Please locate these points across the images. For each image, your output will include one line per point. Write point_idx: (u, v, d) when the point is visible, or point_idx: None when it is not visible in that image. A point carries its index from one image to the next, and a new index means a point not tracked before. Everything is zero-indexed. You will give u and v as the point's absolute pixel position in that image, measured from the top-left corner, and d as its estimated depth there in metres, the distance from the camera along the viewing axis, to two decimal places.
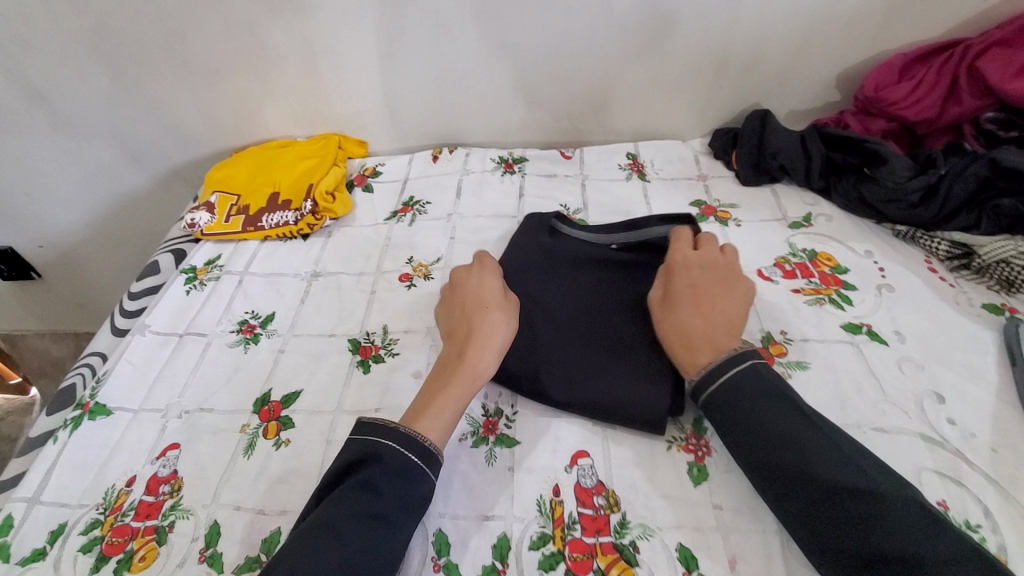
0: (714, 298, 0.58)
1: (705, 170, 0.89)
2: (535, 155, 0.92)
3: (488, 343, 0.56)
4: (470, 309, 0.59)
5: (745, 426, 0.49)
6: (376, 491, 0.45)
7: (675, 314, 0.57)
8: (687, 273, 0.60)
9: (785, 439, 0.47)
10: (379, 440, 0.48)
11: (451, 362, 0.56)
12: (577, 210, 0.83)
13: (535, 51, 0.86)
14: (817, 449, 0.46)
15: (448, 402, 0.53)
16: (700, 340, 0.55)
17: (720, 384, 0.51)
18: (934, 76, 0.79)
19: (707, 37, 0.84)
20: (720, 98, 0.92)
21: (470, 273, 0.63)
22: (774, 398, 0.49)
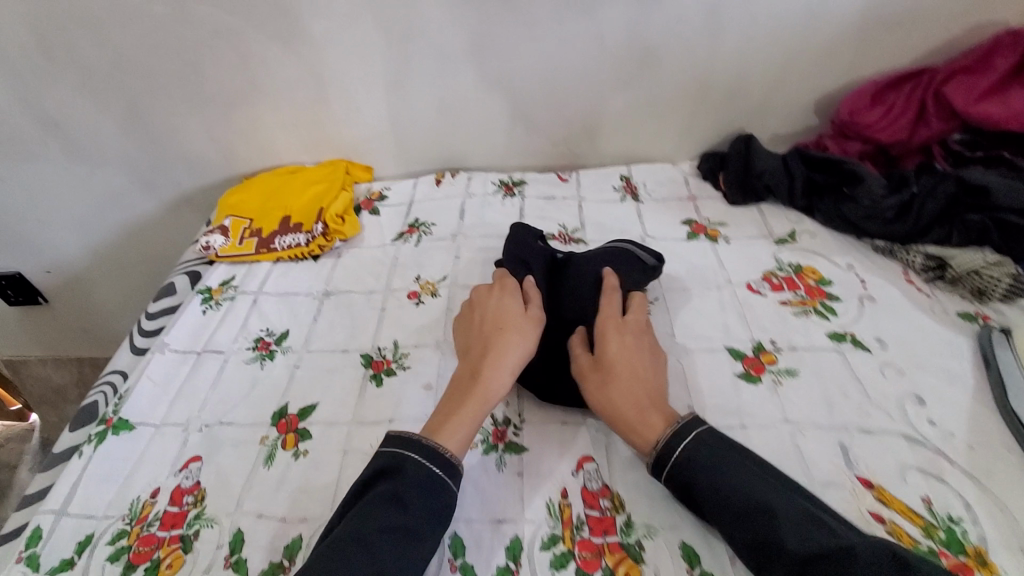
0: (644, 361, 0.60)
1: (695, 191, 0.94)
2: (533, 178, 0.96)
3: (504, 363, 0.59)
4: (489, 329, 0.62)
5: (709, 499, 0.49)
6: (403, 502, 0.48)
7: (615, 384, 0.58)
8: (616, 335, 0.62)
9: (748, 507, 0.47)
10: (404, 453, 0.51)
11: (468, 379, 0.59)
12: (574, 229, 0.87)
13: (533, 81, 0.92)
14: (783, 515, 0.46)
15: (461, 420, 0.55)
16: (643, 405, 0.56)
17: (677, 456, 0.52)
18: (904, 101, 0.85)
19: (693, 66, 0.90)
20: (707, 123, 0.97)
21: (494, 293, 0.66)
22: (732, 463, 0.50)
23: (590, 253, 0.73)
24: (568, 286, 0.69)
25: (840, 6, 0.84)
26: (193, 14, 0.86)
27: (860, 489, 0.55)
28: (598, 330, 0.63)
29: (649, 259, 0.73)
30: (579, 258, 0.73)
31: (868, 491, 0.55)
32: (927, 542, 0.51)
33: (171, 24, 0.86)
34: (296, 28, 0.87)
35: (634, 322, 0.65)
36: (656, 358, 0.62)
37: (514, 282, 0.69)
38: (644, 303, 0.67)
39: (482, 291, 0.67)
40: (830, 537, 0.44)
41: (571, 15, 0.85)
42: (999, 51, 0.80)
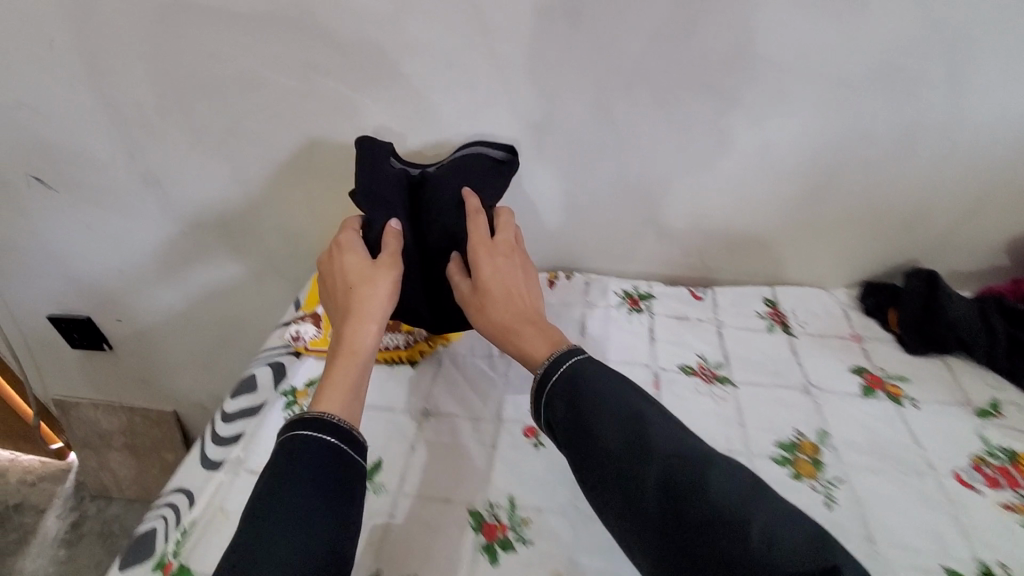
0: (515, 271, 0.65)
1: (858, 329, 0.79)
2: (662, 292, 0.83)
3: (370, 317, 0.61)
4: (345, 293, 0.63)
5: (588, 413, 0.51)
6: (301, 484, 0.47)
7: (492, 305, 0.62)
8: (486, 257, 0.65)
9: (626, 417, 0.50)
10: (298, 427, 0.51)
11: (341, 340, 0.60)
12: (718, 363, 0.72)
13: (674, 187, 0.82)
14: (656, 427, 0.49)
15: (346, 370, 0.58)
16: (526, 330, 0.60)
17: (561, 376, 0.54)
18: None
19: (866, 189, 0.78)
20: (871, 251, 0.84)
21: (343, 251, 0.66)
22: (615, 378, 0.53)
23: (444, 171, 0.74)
24: (433, 212, 0.71)
25: None
26: (320, 88, 0.80)
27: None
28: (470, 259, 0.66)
29: (499, 155, 0.78)
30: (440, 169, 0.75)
31: None
32: None
33: (295, 95, 0.81)
34: (425, 109, 0.80)
35: (501, 238, 0.67)
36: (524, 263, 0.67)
37: (354, 234, 0.68)
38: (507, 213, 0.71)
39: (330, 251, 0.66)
40: (688, 447, 0.48)
41: (736, 122, 0.75)
42: None
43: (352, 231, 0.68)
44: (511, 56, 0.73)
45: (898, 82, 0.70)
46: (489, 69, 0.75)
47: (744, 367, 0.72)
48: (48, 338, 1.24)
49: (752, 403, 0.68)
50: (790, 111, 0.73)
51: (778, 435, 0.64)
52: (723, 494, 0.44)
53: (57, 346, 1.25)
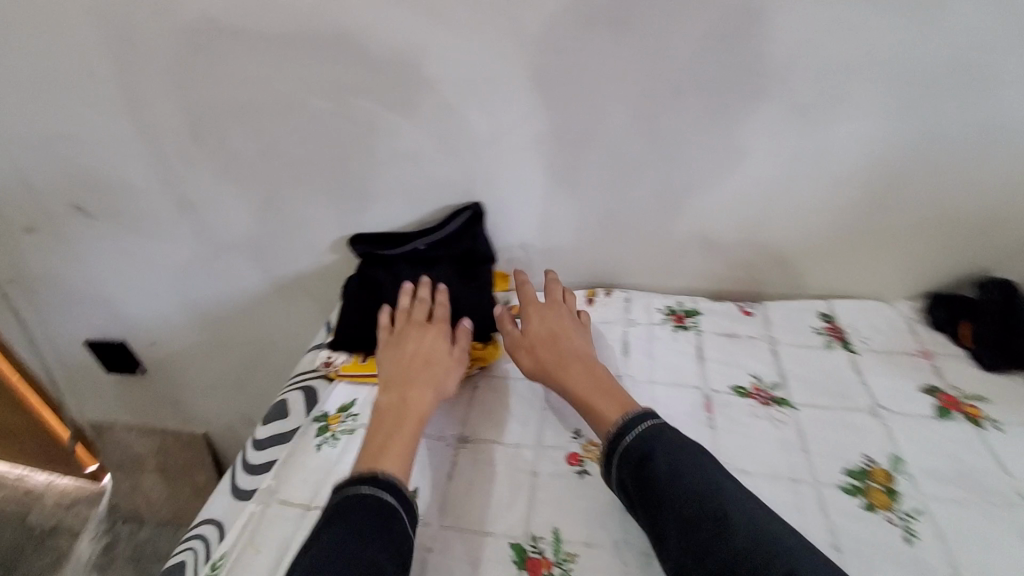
0: (567, 323, 0.71)
1: (927, 344, 0.73)
2: (708, 308, 0.79)
3: (430, 386, 0.65)
4: (411, 361, 0.67)
5: (660, 487, 0.51)
6: (359, 531, 0.49)
7: (542, 354, 0.67)
8: (541, 317, 0.71)
9: (705, 497, 0.49)
10: (355, 486, 0.53)
11: (406, 400, 0.63)
12: (774, 383, 0.68)
13: (720, 197, 0.78)
14: (738, 512, 0.48)
15: (410, 433, 0.60)
16: (584, 381, 0.63)
17: (630, 438, 0.55)
18: None
19: (932, 195, 0.73)
20: (938, 261, 0.77)
21: (417, 322, 0.72)
22: (691, 455, 0.53)
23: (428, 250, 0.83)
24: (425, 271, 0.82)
25: None
26: (353, 109, 0.79)
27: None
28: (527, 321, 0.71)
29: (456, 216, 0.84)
30: (438, 230, 0.84)
31: None
32: None
33: (329, 116, 0.80)
34: (459, 126, 0.78)
35: (553, 304, 0.73)
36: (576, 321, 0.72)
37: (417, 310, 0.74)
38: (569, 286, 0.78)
39: (402, 321, 0.73)
40: (773, 528, 0.47)
41: (787, 129, 0.71)
42: None
43: (424, 304, 0.74)
44: (549, 69, 0.71)
45: (968, 81, 0.65)
46: (527, 83, 0.73)
47: (804, 391, 0.67)
48: (83, 362, 1.25)
49: (816, 427, 0.62)
50: (845, 116, 0.69)
51: (845, 462, 0.59)
52: None
53: (92, 370, 1.26)
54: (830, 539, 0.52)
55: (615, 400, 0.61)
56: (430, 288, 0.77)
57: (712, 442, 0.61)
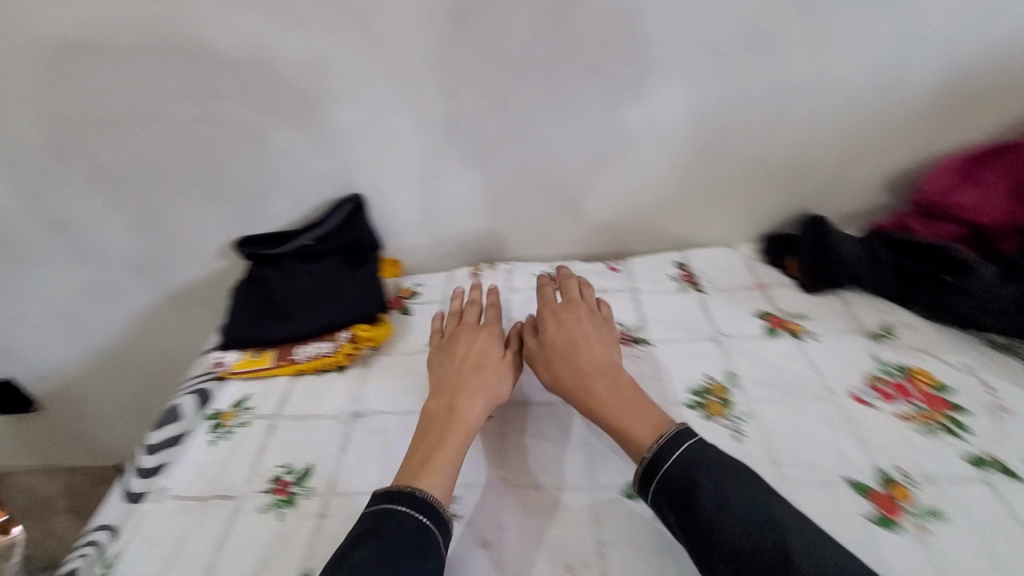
0: (589, 331, 0.68)
1: (763, 277, 0.85)
2: (581, 270, 0.88)
3: (475, 394, 0.63)
4: (461, 366, 0.66)
5: (710, 516, 0.48)
6: (396, 556, 0.48)
7: (560, 366, 0.64)
8: (569, 323, 0.68)
9: (761, 524, 0.47)
10: (393, 506, 0.52)
11: (455, 407, 0.61)
12: (635, 326, 0.77)
13: (578, 167, 0.85)
14: (795, 537, 0.46)
15: (449, 457, 0.57)
16: (612, 388, 0.61)
17: (670, 463, 0.52)
18: (999, 179, 0.74)
19: (754, 148, 0.83)
20: (769, 204, 0.88)
21: (470, 327, 0.72)
22: (738, 478, 0.51)
23: (315, 246, 0.85)
24: (308, 266, 0.84)
25: (917, 80, 0.77)
26: (218, 112, 0.80)
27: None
28: (561, 325, 0.69)
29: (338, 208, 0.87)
30: (320, 225, 0.86)
31: None
32: None
33: (194, 121, 0.81)
34: (328, 122, 0.81)
35: (580, 311, 0.71)
36: (604, 325, 0.70)
37: (469, 322, 0.73)
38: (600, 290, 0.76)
39: (455, 325, 0.73)
40: (829, 556, 0.45)
41: (625, 100, 0.79)
42: None
43: (475, 308, 0.75)
44: (402, 59, 0.76)
45: (763, 46, 0.75)
46: (384, 74, 0.77)
47: (659, 330, 0.77)
48: None
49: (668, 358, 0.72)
50: (669, 83, 0.78)
51: (690, 383, 0.69)
52: None
53: None
54: None
55: (642, 419, 0.57)
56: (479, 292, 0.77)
57: None
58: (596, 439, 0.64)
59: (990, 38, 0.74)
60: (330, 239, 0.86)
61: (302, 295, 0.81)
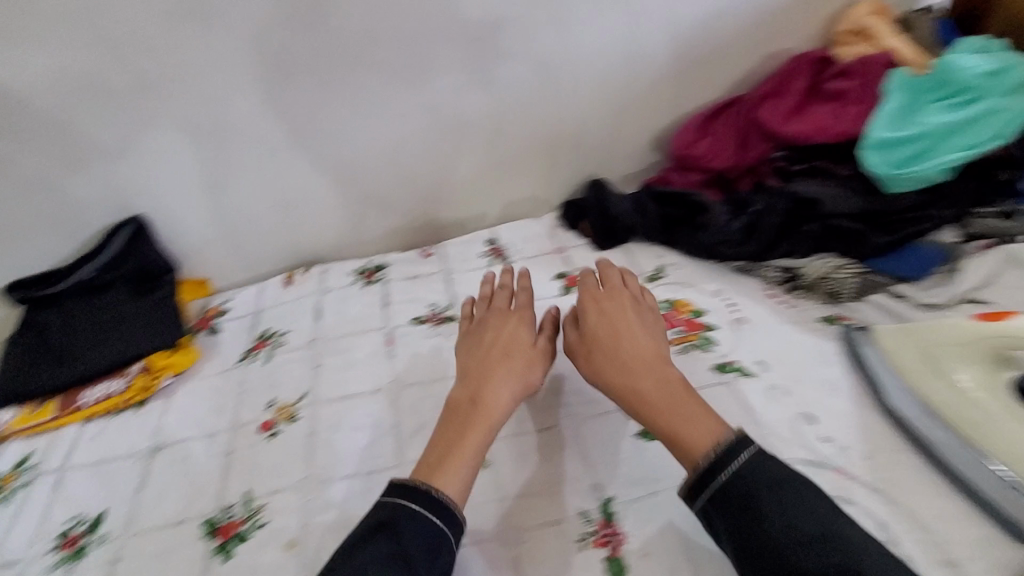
0: (632, 323, 0.62)
1: (562, 242, 0.94)
2: (394, 260, 0.91)
3: (502, 385, 0.59)
4: (490, 353, 0.63)
5: (767, 531, 0.45)
6: (404, 559, 0.48)
7: (598, 359, 0.60)
8: (605, 312, 0.64)
9: (823, 539, 0.44)
10: (406, 503, 0.51)
11: (480, 397, 0.58)
12: (446, 306, 0.82)
13: (373, 162, 0.87)
14: (862, 555, 0.43)
15: (464, 457, 0.54)
16: (651, 383, 0.56)
17: (726, 474, 0.48)
18: (727, 130, 0.89)
19: (532, 123, 0.90)
20: (558, 174, 0.97)
21: (501, 309, 0.68)
22: (800, 494, 0.47)
23: (102, 277, 0.80)
24: (93, 299, 0.80)
25: (653, 51, 0.87)
26: None
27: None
28: (599, 312, 0.64)
29: (119, 232, 0.80)
30: (99, 254, 0.80)
31: None
32: None
33: None
34: (82, 146, 0.75)
35: (620, 299, 0.65)
36: (644, 313, 0.65)
37: (504, 309, 0.68)
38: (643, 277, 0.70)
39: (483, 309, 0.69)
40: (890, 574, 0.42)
41: (400, 90, 0.82)
42: (794, 75, 0.85)
43: (506, 291, 0.70)
44: (152, 70, 0.72)
45: (516, 29, 0.81)
46: (137, 88, 0.73)
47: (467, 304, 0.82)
48: None
49: None
50: (439, 70, 0.82)
51: None
52: None
53: None
54: None
55: (688, 417, 0.52)
56: (511, 275, 0.72)
57: (391, 367, 0.73)
58: (404, 418, 0.66)
59: (701, 7, 0.85)
60: (114, 267, 0.80)
61: (91, 333, 0.78)
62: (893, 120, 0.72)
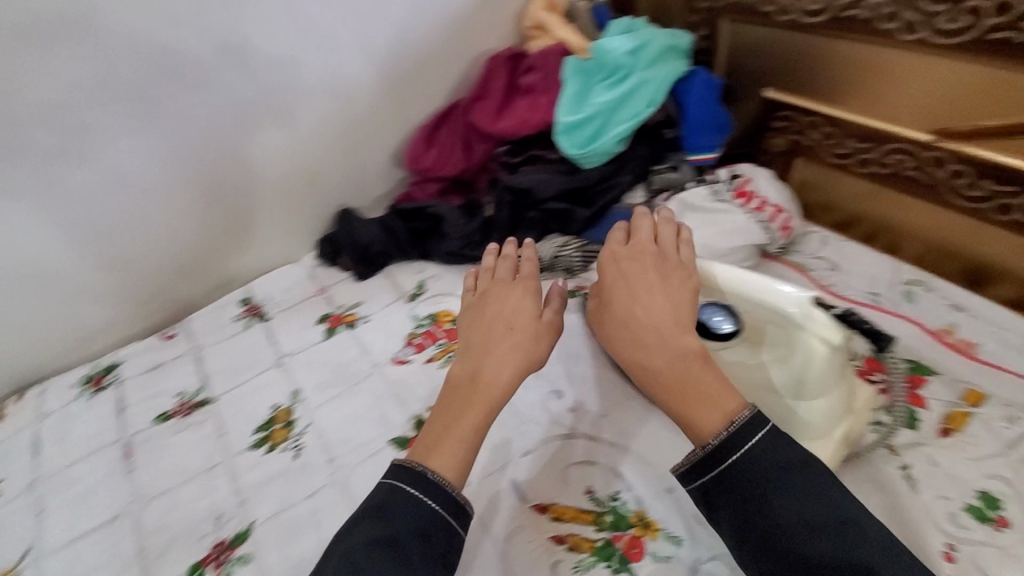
0: (650, 288, 0.53)
1: (324, 281, 0.89)
2: (128, 354, 0.81)
3: (501, 363, 0.52)
4: (494, 327, 0.55)
5: (777, 517, 0.40)
6: (398, 551, 0.42)
7: (609, 329, 0.53)
8: (628, 272, 0.55)
9: (833, 527, 0.39)
10: (408, 488, 0.45)
11: (477, 374, 0.51)
12: (197, 390, 0.74)
13: (68, 253, 0.77)
14: (873, 542, 0.39)
15: (461, 439, 0.48)
16: (663, 354, 0.48)
17: (738, 455, 0.42)
18: (451, 138, 0.91)
19: (246, 169, 0.85)
20: (303, 214, 0.92)
21: (504, 280, 0.60)
22: (814, 475, 0.42)
23: None
24: None
25: (357, 74, 0.86)
26: None
27: (554, 549, 0.53)
28: (616, 273, 0.55)
29: None
30: None
31: (545, 516, 0.55)
32: (601, 535, 0.53)
33: None
34: None
35: (643, 260, 0.56)
36: (665, 272, 0.55)
37: (518, 280, 0.60)
38: (684, 229, 0.59)
39: (486, 280, 0.61)
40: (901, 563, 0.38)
41: (69, 167, 0.73)
42: (492, 76, 0.88)
43: (511, 261, 0.62)
44: None
45: (186, 79, 0.75)
46: None
47: (219, 381, 0.75)
48: None
49: (230, 406, 0.71)
50: (112, 137, 0.74)
51: (255, 422, 0.69)
52: None
53: None
54: (236, 496, 0.62)
55: (701, 392, 0.45)
56: (517, 244, 0.64)
57: (134, 482, 0.65)
58: (152, 537, 0.60)
59: (389, 26, 0.84)
60: None
61: None
62: (572, 106, 0.80)
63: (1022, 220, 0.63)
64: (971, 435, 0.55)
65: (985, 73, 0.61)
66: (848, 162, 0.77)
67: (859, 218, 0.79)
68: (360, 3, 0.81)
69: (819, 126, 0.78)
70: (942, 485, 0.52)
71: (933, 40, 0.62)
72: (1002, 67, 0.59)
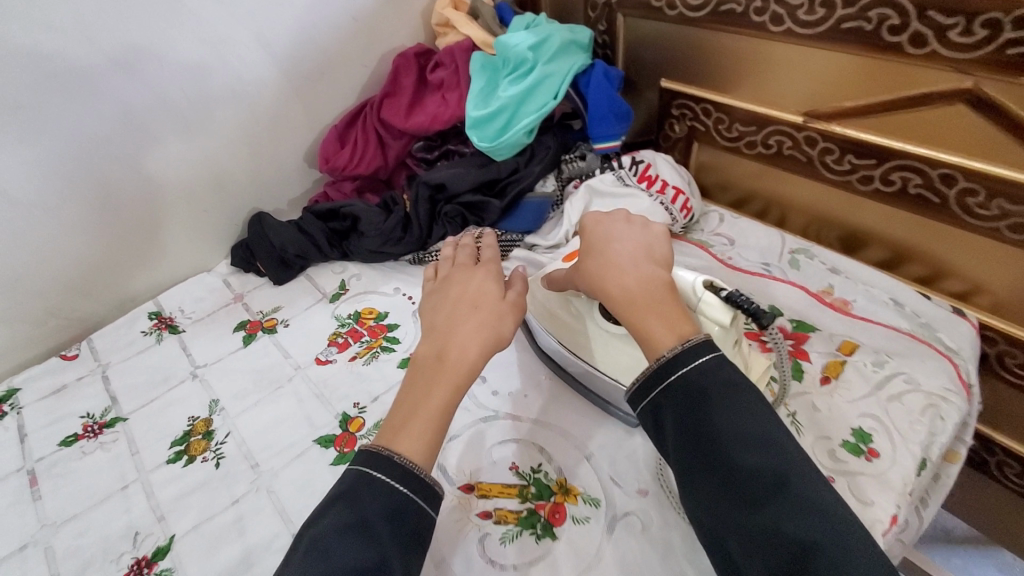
0: (628, 238, 0.57)
1: (240, 288, 0.87)
2: (26, 378, 0.75)
3: (468, 341, 0.50)
4: (460, 305, 0.54)
5: (712, 427, 0.42)
6: (369, 535, 0.39)
7: (591, 264, 0.56)
8: (612, 225, 0.59)
9: (763, 441, 0.42)
10: (375, 473, 0.43)
11: (444, 351, 0.50)
12: (105, 410, 0.70)
13: None
14: (792, 461, 0.41)
15: (429, 421, 0.46)
16: (636, 286, 0.51)
17: (687, 371, 0.45)
18: (363, 135, 0.89)
19: (147, 176, 0.81)
20: (213, 220, 0.89)
21: (465, 266, 0.60)
22: (749, 396, 0.44)
23: None
24: None
25: (261, 75, 0.84)
26: None
27: (481, 524, 0.55)
28: (601, 225, 0.59)
29: None
30: None
31: (471, 495, 0.57)
32: (525, 506, 0.56)
33: None
34: None
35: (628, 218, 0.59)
36: (648, 227, 0.59)
37: (481, 266, 0.59)
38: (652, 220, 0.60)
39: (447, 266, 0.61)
40: (810, 479, 0.41)
41: None
42: (401, 73, 0.89)
43: (471, 251, 0.62)
44: None
45: (71, 86, 0.71)
46: None
47: (130, 398, 0.71)
48: None
49: (143, 423, 0.68)
50: None
51: (172, 436, 0.67)
52: (811, 525, 0.38)
53: None
54: (153, 512, 0.59)
55: (668, 317, 0.49)
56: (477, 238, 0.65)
57: (38, 511, 0.61)
58: (62, 565, 0.56)
59: (291, 26, 0.83)
60: None
61: None
62: (483, 101, 0.82)
63: (881, 189, 0.71)
64: (846, 379, 0.61)
65: (839, 58, 0.67)
66: (737, 144, 0.84)
67: (751, 195, 0.87)
68: (258, 3, 0.79)
69: (709, 113, 0.85)
70: (822, 427, 0.58)
71: (796, 31, 0.69)
72: (852, 52, 0.66)
